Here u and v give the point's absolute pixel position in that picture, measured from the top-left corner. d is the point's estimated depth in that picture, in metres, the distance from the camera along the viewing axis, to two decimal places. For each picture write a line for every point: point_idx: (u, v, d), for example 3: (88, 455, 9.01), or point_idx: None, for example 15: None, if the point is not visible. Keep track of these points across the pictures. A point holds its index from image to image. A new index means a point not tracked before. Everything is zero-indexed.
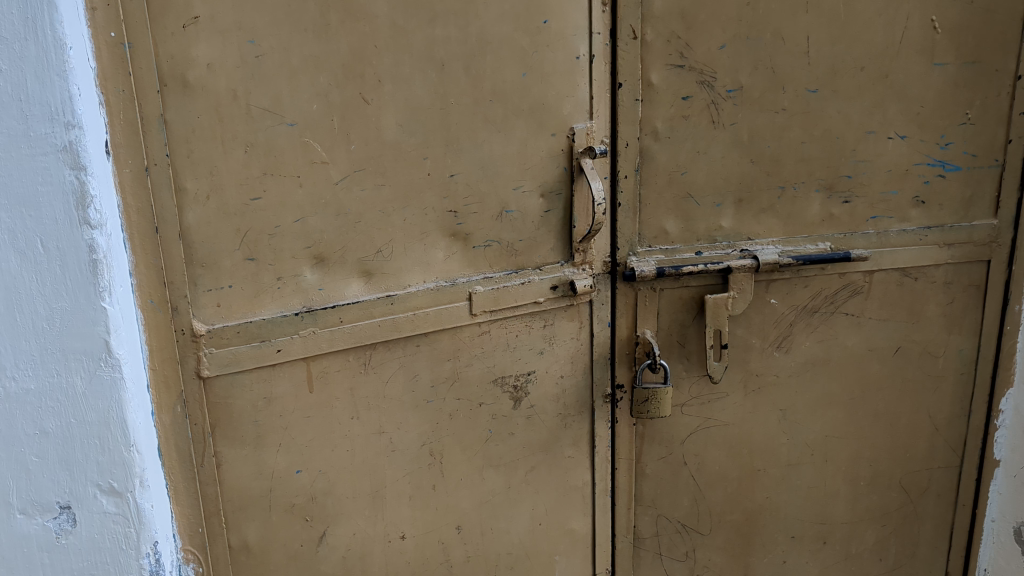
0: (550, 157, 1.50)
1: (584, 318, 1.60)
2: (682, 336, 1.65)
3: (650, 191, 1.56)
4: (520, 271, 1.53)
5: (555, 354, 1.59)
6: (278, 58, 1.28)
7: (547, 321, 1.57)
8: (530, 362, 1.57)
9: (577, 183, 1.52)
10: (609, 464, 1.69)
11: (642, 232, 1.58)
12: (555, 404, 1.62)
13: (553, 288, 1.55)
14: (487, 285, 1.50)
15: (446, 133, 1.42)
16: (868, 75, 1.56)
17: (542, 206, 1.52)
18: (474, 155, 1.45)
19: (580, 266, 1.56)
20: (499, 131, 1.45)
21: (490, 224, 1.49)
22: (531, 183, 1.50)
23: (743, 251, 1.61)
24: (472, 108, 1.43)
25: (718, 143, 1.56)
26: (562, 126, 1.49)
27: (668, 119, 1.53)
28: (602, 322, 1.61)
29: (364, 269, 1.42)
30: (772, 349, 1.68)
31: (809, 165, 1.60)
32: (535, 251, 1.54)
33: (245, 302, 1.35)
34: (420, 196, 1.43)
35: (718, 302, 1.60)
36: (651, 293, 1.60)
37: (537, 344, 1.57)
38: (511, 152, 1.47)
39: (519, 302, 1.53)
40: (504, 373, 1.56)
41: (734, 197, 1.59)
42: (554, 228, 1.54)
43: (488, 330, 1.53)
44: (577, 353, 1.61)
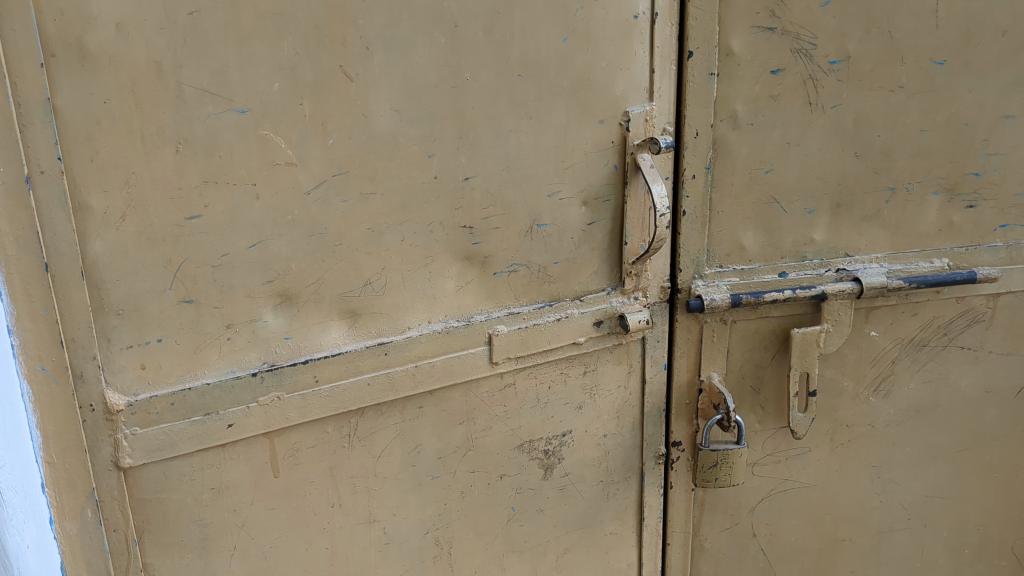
0: (596, 152, 1.12)
1: (634, 360, 1.23)
2: (757, 381, 1.29)
3: (723, 195, 1.19)
4: (555, 304, 1.15)
5: (596, 408, 1.23)
6: (221, 14, 0.88)
7: (587, 368, 1.20)
8: (564, 419, 1.21)
9: (630, 187, 1.14)
10: (658, 540, 1.33)
11: (710, 249, 1.21)
12: (595, 471, 1.25)
13: (597, 324, 1.18)
14: (512, 324, 1.13)
15: (459, 120, 1.03)
16: (1010, 42, 1.19)
17: (585, 217, 1.14)
18: (497, 150, 1.06)
19: (632, 296, 1.20)
20: (529, 117, 1.07)
21: (517, 243, 1.11)
22: (570, 187, 1.12)
23: (839, 272, 1.25)
24: (494, 86, 1.04)
25: (815, 132, 1.18)
26: (612, 110, 1.11)
27: (751, 100, 1.15)
28: (656, 366, 1.25)
29: (347, 308, 1.04)
30: (868, 394, 1.33)
31: (927, 159, 1.22)
32: (574, 276, 1.16)
33: (181, 361, 0.96)
34: (425, 208, 1.05)
35: (807, 339, 1.25)
36: (721, 326, 1.24)
37: (575, 396, 1.20)
38: (546, 146, 1.09)
39: (553, 344, 1.16)
40: (533, 437, 1.19)
41: (831, 202, 1.22)
42: (597, 246, 1.17)
43: (512, 382, 1.15)
44: (624, 405, 1.25)
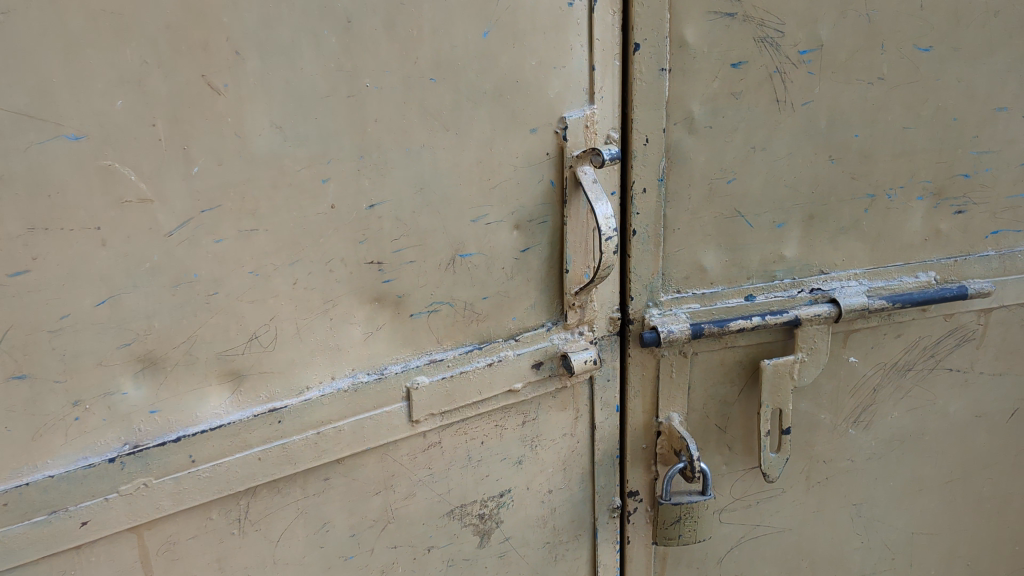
0: (527, 167, 0.94)
1: (581, 405, 1.06)
2: (723, 419, 1.14)
3: (679, 210, 1.01)
4: (486, 346, 0.97)
5: (539, 462, 1.06)
6: (37, 14, 0.68)
7: (526, 417, 1.03)
8: (501, 477, 1.04)
9: (570, 205, 0.97)
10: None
11: (666, 271, 1.04)
12: (539, 533, 1.09)
13: (536, 366, 1.00)
14: (435, 373, 0.95)
15: (359, 135, 0.84)
16: (1004, 23, 1.02)
17: (518, 242, 0.96)
18: (408, 169, 0.88)
19: (576, 332, 1.02)
20: (445, 128, 0.88)
21: (436, 278, 0.93)
22: (499, 209, 0.94)
23: (814, 293, 1.09)
24: (400, 92, 0.85)
25: (784, 134, 1.00)
26: (545, 116, 0.93)
27: (710, 99, 0.97)
28: (608, 408, 1.08)
29: (229, 369, 0.85)
30: (847, 427, 1.19)
31: (911, 160, 1.06)
32: (506, 313, 0.99)
33: (15, 451, 0.76)
34: (323, 243, 0.86)
35: (779, 372, 1.09)
36: (681, 359, 1.08)
37: (513, 451, 1.03)
38: (467, 162, 0.90)
39: (485, 394, 0.98)
40: (465, 501, 1.02)
41: (803, 213, 1.05)
42: (532, 276, 0.99)
43: (437, 440, 0.98)
44: (571, 455, 1.08)
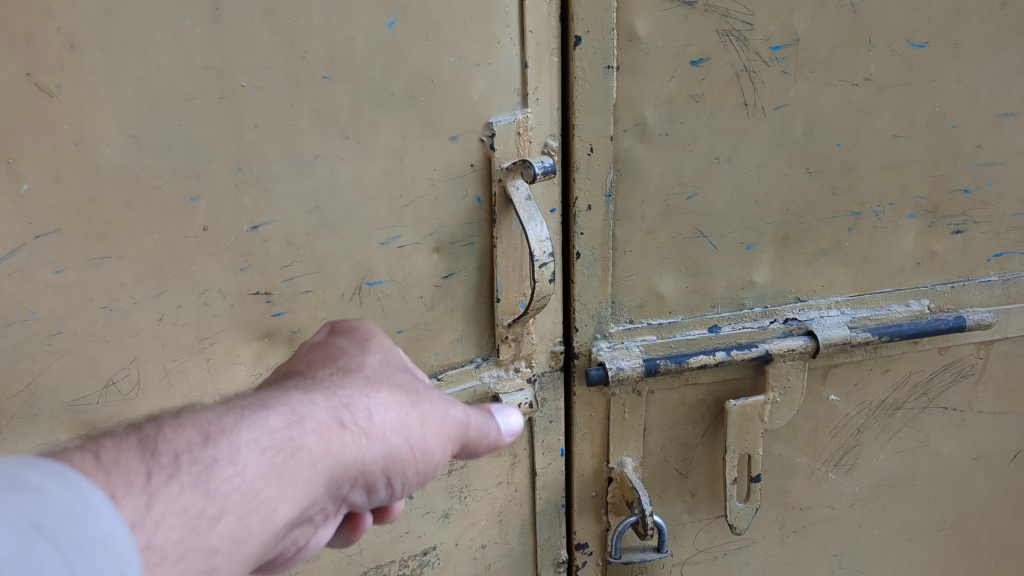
0: (447, 181, 0.80)
1: (520, 449, 0.93)
2: (685, 463, 1.00)
3: (630, 231, 0.87)
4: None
5: (469, 514, 0.93)
6: None
7: (454, 465, 0.89)
8: (424, 533, 0.91)
9: (500, 225, 0.83)
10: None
11: (616, 299, 0.90)
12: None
13: (463, 409, 0.88)
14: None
15: (235, 145, 0.70)
16: (1015, 15, 0.87)
17: (438, 267, 0.83)
18: (298, 184, 0.74)
19: (512, 368, 0.90)
20: (344, 136, 0.74)
21: (338, 309, 0.80)
22: (414, 230, 0.80)
23: (788, 324, 0.95)
24: (285, 93, 0.71)
25: (754, 143, 0.86)
26: (467, 121, 0.79)
27: (665, 103, 0.83)
28: (551, 452, 0.95)
29: (81, 422, 0.72)
30: (827, 471, 1.06)
31: (902, 174, 0.92)
32: (426, 348, 0.85)
33: None
34: (194, 273, 0.72)
35: (747, 415, 0.95)
36: (635, 398, 0.94)
37: (437, 504, 0.90)
38: (372, 175, 0.76)
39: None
40: (381, 561, 0.89)
41: (777, 233, 0.91)
42: (456, 304, 0.86)
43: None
44: (507, 505, 0.95)
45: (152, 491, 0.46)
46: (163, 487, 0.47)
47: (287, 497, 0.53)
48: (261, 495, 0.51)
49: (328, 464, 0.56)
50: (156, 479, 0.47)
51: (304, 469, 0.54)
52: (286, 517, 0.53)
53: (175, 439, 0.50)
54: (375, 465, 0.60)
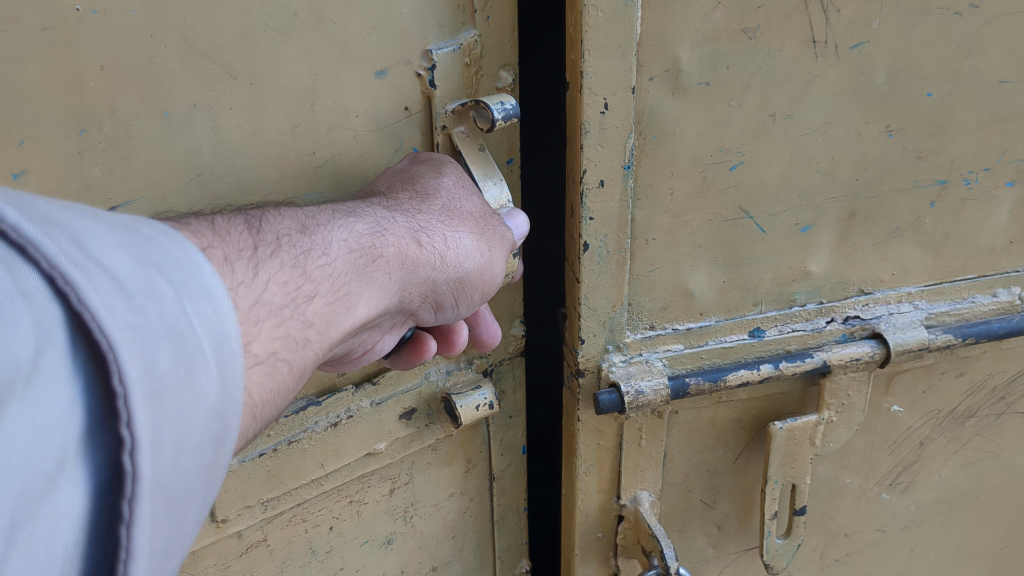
0: (375, 132, 0.60)
1: (472, 453, 0.79)
2: (713, 492, 0.80)
3: (654, 213, 0.65)
4: (329, 400, 0.66)
5: (412, 534, 0.79)
6: None
7: (394, 484, 0.75)
8: (358, 566, 0.77)
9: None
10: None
11: (634, 300, 0.69)
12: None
13: (406, 415, 0.71)
14: (247, 452, 0.63)
15: (72, 98, 0.49)
16: None
17: None
18: (165, 145, 0.52)
19: (461, 359, 0.73)
20: (230, 76, 0.53)
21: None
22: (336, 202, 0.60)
23: (847, 324, 0.74)
24: (140, 17, 0.49)
25: (822, 93, 0.64)
26: (397, 50, 0.58)
27: (707, 41, 0.60)
28: (506, 449, 0.81)
29: None
30: (880, 491, 0.86)
31: (1005, 131, 0.70)
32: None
33: None
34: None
35: (795, 439, 0.75)
36: (655, 420, 0.73)
37: (377, 529, 0.76)
38: (274, 128, 0.56)
39: (329, 468, 0.68)
40: None
41: (842, 209, 0.70)
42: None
43: (262, 539, 0.69)
44: (457, 517, 0.82)
45: (259, 261, 0.46)
46: (268, 261, 0.47)
47: (364, 299, 0.52)
48: (346, 289, 0.51)
49: (402, 273, 0.55)
50: (261, 253, 0.47)
51: (381, 276, 0.54)
52: (361, 317, 0.52)
53: (276, 225, 0.50)
54: (441, 283, 0.58)
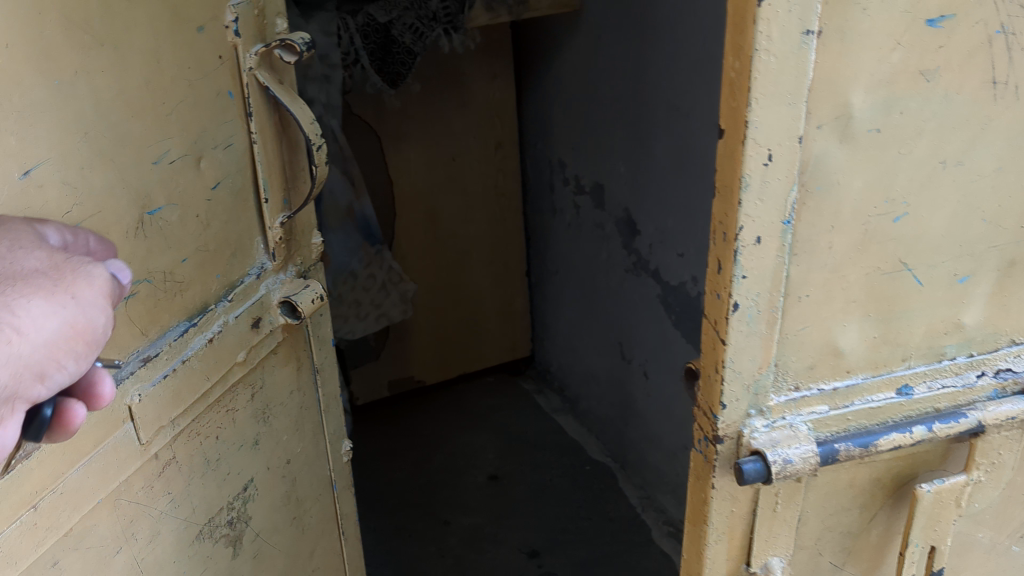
0: (200, 74, 0.74)
1: (300, 353, 0.97)
2: (843, 553, 0.75)
3: (809, 268, 0.60)
4: (200, 319, 0.78)
5: (273, 433, 0.93)
6: None
7: (254, 388, 0.88)
8: (242, 467, 0.88)
9: (255, 118, 0.81)
10: (336, 537, 1.12)
11: (779, 360, 0.63)
12: (284, 504, 0.97)
13: (257, 322, 0.85)
14: (153, 377, 0.72)
15: None
16: None
17: (210, 177, 0.77)
18: (59, 112, 0.60)
19: (279, 271, 0.90)
20: (98, 44, 0.63)
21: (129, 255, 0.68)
22: (179, 139, 0.72)
23: (998, 378, 0.69)
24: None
25: (995, 134, 0.59)
26: (210, 10, 0.74)
27: (883, 85, 0.55)
28: (322, 345, 1.01)
29: None
30: (1010, 545, 0.81)
31: None
32: (210, 269, 0.79)
33: None
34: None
35: (941, 501, 0.69)
36: (793, 484, 0.68)
37: (249, 434, 0.88)
38: (132, 79, 0.67)
39: (213, 377, 0.79)
40: (213, 515, 0.84)
41: (1001, 258, 0.64)
42: (224, 217, 0.80)
43: (171, 455, 0.76)
44: (299, 409, 0.98)
45: None
46: None
47: None
48: None
49: None
50: None
51: None
52: None
53: None
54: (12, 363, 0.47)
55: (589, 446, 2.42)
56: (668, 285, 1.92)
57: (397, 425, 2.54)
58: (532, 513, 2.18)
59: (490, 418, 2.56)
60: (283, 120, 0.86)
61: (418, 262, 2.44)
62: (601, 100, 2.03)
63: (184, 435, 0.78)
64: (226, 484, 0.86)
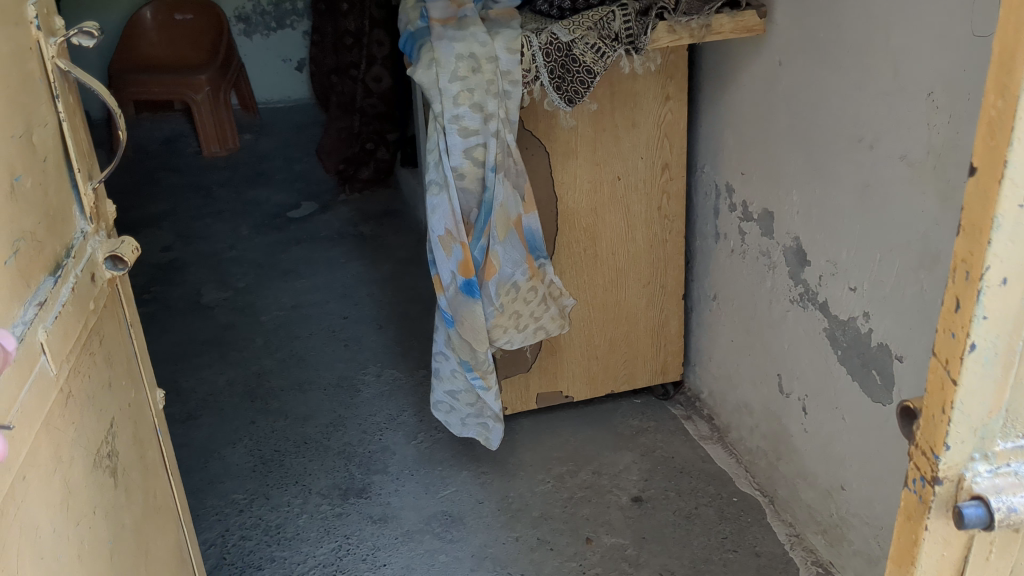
0: (21, 69, 0.97)
1: (119, 309, 1.22)
2: None
3: None
4: (61, 272, 1.01)
5: (117, 382, 1.16)
6: None
7: (98, 337, 1.11)
8: (104, 407, 1.11)
9: (58, 99, 1.06)
10: (166, 476, 1.36)
11: (1014, 405, 0.64)
12: (131, 443, 1.20)
13: (93, 275, 1.09)
14: (49, 319, 0.94)
15: None
16: None
17: (41, 149, 1.01)
18: None
19: (95, 234, 1.15)
20: None
21: (11, 211, 0.90)
22: (20, 124, 0.95)
23: None
24: None
25: None
26: (22, 14, 0.98)
27: None
28: (131, 303, 1.26)
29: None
30: None
31: None
32: (59, 234, 1.03)
33: None
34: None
35: None
36: (1012, 535, 0.69)
37: (103, 378, 1.11)
38: None
39: (81, 321, 1.03)
40: (99, 445, 1.07)
41: None
42: (55, 186, 1.04)
43: (68, 390, 0.99)
44: (127, 357, 1.23)
45: None
46: None
47: None
48: None
49: None
50: None
51: None
52: None
53: None
54: None
55: (738, 478, 2.36)
56: (836, 320, 1.88)
57: (544, 439, 2.57)
58: (674, 539, 2.16)
59: (637, 440, 2.55)
60: (68, 102, 1.10)
61: (577, 280, 2.46)
62: (777, 128, 2.00)
63: (75, 369, 1.01)
64: (100, 425, 1.08)
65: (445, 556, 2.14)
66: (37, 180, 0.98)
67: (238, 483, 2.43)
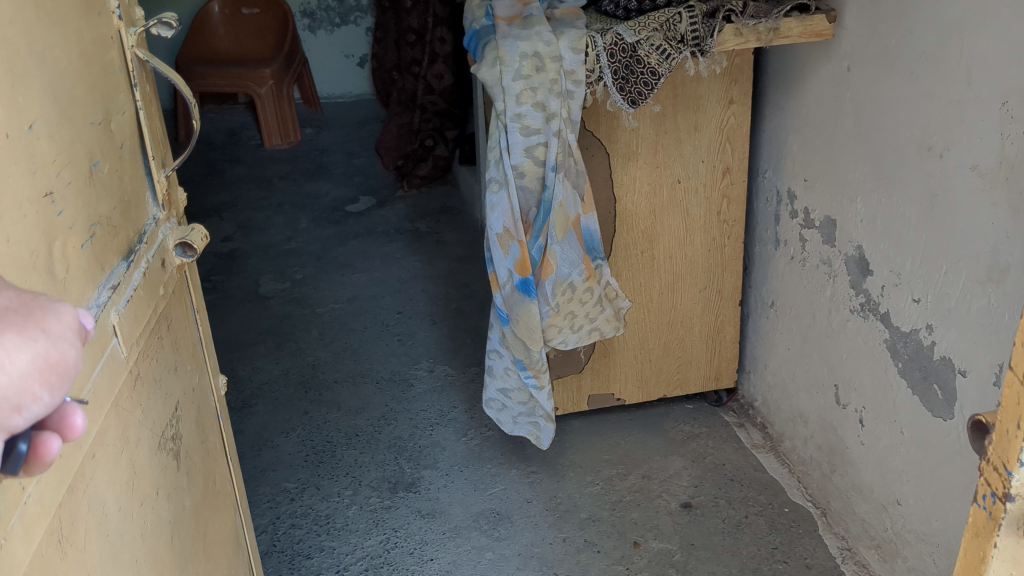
0: (102, 57, 0.99)
1: (186, 296, 1.24)
2: None
3: None
4: (133, 257, 1.02)
5: (183, 367, 1.19)
6: None
7: (166, 322, 1.13)
8: (169, 390, 1.13)
9: (136, 88, 1.08)
10: (226, 461, 1.38)
11: None
12: (194, 427, 1.22)
13: (163, 261, 1.11)
14: (121, 301, 0.95)
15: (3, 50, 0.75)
16: None
17: (119, 136, 1.03)
18: (41, 76, 0.83)
19: (166, 220, 1.17)
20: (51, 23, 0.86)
21: (88, 195, 0.92)
22: (99, 110, 0.97)
23: None
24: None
25: None
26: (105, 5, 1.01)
27: None
28: (197, 290, 1.28)
29: None
30: None
31: None
32: (132, 219, 1.04)
33: None
34: (20, 265, 0.75)
35: None
36: None
37: (169, 361, 1.13)
38: (69, 57, 0.90)
39: (151, 305, 1.05)
40: (164, 427, 1.09)
41: None
42: (130, 173, 1.06)
43: (137, 372, 1.01)
44: (193, 344, 1.25)
45: None
46: None
47: None
48: None
49: None
50: None
51: None
52: None
53: None
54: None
55: (790, 488, 2.32)
56: (897, 331, 1.84)
57: (594, 442, 2.56)
58: (724, 547, 2.14)
59: (688, 445, 2.53)
60: (147, 92, 1.12)
61: (633, 283, 2.44)
62: (843, 135, 1.97)
63: (144, 352, 1.03)
64: (165, 407, 1.10)
65: (493, 554, 2.15)
66: (113, 166, 1.00)
67: (290, 472, 2.46)
